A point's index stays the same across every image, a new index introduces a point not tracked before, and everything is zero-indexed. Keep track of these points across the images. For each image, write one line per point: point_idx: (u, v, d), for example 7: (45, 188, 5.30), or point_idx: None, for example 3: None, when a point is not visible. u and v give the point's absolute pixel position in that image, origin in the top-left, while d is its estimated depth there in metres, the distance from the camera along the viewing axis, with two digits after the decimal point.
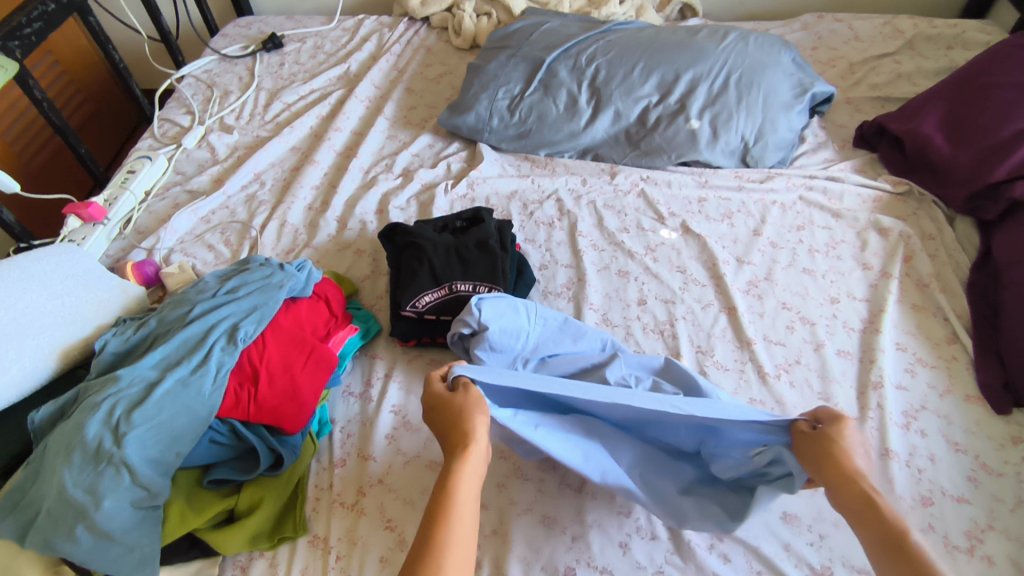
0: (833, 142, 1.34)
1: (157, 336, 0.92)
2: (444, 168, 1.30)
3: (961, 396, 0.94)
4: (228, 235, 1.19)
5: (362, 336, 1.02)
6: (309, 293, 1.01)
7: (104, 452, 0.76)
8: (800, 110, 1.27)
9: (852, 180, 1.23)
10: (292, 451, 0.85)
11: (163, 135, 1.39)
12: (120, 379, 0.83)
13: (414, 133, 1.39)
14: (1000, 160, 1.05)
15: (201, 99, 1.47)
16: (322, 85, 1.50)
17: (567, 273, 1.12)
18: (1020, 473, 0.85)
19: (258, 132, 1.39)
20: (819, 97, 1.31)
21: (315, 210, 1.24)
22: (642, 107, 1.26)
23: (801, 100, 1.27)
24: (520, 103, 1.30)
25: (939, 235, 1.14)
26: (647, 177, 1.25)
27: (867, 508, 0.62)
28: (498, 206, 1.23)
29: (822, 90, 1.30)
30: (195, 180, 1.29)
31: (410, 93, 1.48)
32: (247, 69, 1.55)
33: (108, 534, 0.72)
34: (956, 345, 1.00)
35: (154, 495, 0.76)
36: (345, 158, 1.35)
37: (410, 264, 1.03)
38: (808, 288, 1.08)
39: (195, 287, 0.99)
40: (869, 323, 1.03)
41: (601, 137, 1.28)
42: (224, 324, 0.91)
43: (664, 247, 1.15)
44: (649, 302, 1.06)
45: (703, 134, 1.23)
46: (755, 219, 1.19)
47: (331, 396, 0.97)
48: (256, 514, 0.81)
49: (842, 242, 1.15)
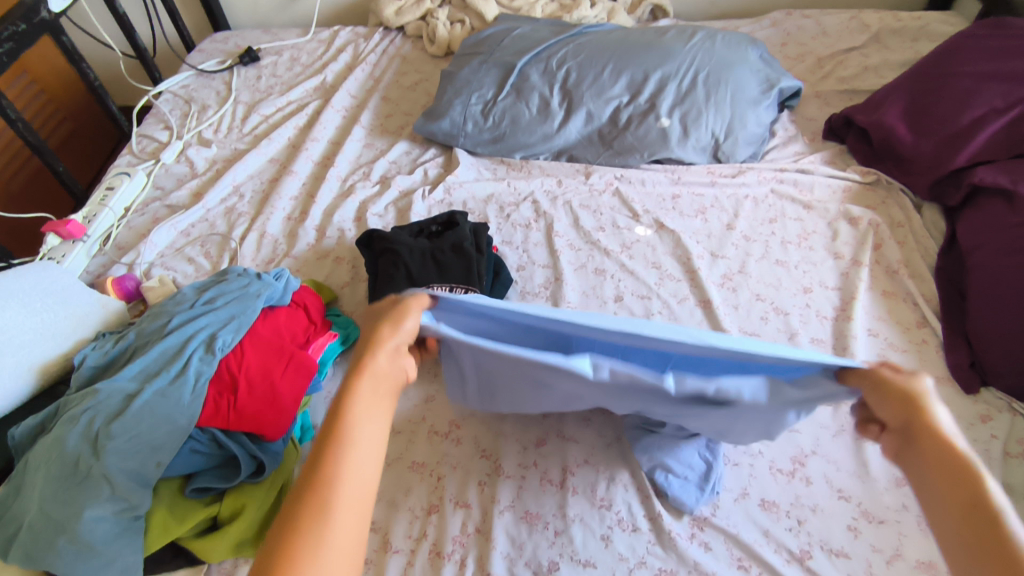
0: (803, 135, 1.36)
1: (136, 348, 0.92)
2: (422, 175, 1.32)
3: (933, 377, 0.96)
4: (208, 248, 1.20)
5: (341, 342, 1.03)
6: (287, 301, 1.02)
7: (83, 464, 0.77)
8: (768, 104, 1.30)
9: (821, 172, 1.25)
10: (274, 457, 0.85)
11: (142, 151, 1.40)
12: (99, 393, 0.84)
13: (390, 141, 1.41)
14: (961, 147, 1.08)
15: (179, 115, 1.48)
16: (299, 96, 1.52)
17: (544, 273, 1.13)
18: (990, 451, 0.87)
19: (236, 145, 1.40)
20: (786, 92, 1.34)
21: (294, 221, 1.25)
22: (613, 108, 1.28)
23: (768, 95, 1.29)
24: (493, 108, 1.32)
25: (908, 223, 1.16)
26: (621, 176, 1.27)
27: (946, 470, 0.50)
28: (475, 210, 1.24)
29: (789, 85, 1.33)
30: (175, 195, 1.30)
31: (386, 102, 1.49)
32: (224, 83, 1.56)
33: (90, 545, 0.72)
34: (925, 329, 1.02)
35: (136, 505, 0.76)
36: (323, 168, 1.36)
37: (386, 270, 1.04)
38: (781, 279, 1.10)
39: (173, 298, 0.99)
40: (842, 311, 1.05)
41: (575, 138, 1.30)
42: (202, 334, 0.92)
43: (640, 243, 1.17)
44: (626, 298, 1.08)
45: (674, 132, 1.25)
46: (728, 213, 1.21)
47: (312, 402, 0.98)
48: (238, 522, 0.80)
49: (813, 233, 1.17)
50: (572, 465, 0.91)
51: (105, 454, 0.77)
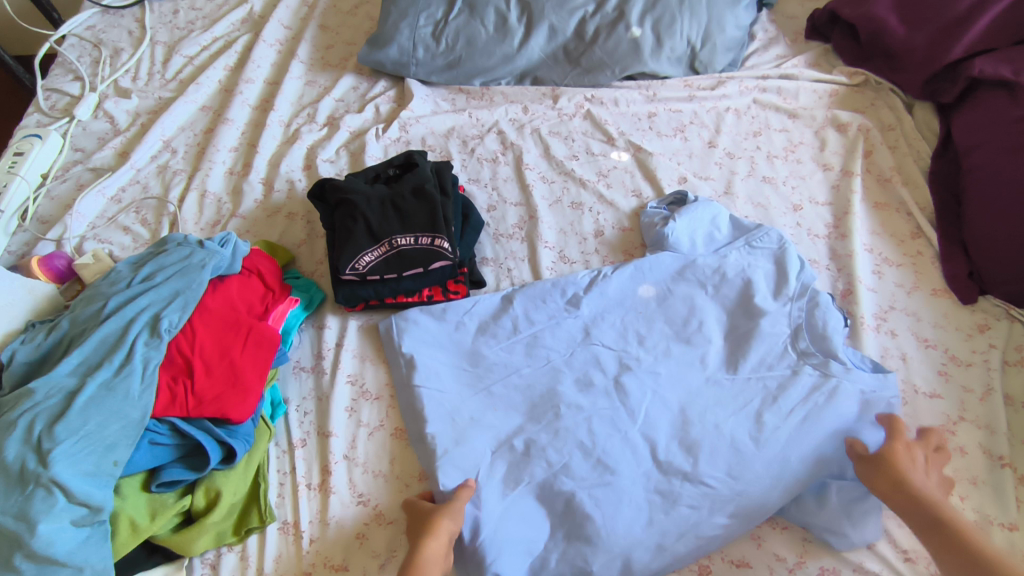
0: (784, 36, 1.26)
1: (72, 338, 0.82)
2: (373, 111, 1.19)
3: (929, 290, 0.93)
4: (144, 214, 1.09)
5: (305, 308, 0.96)
6: (237, 268, 0.92)
7: (29, 473, 0.69)
8: (682, 234, 0.95)
9: (683, 253, 0.94)
10: (244, 441, 0.80)
11: (52, 108, 1.23)
12: (35, 392, 0.74)
13: (335, 76, 1.27)
14: (958, 37, 1.02)
15: (89, 62, 1.30)
16: (226, 31, 1.35)
17: (517, 212, 1.05)
18: (987, 361, 0.86)
19: (160, 93, 1.25)
20: (669, 209, 1.01)
21: (237, 175, 1.14)
22: (578, 19, 1.16)
23: (669, 238, 0.95)
24: (445, 29, 1.18)
25: (898, 125, 1.10)
26: (592, 97, 1.16)
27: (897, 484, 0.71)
28: (435, 146, 1.14)
29: (658, 210, 1.00)
30: (98, 156, 1.16)
31: (324, 31, 1.34)
32: (136, 20, 1.36)
33: (52, 558, 0.67)
34: (920, 240, 0.98)
35: (97, 510, 0.70)
36: (262, 112, 1.23)
37: (343, 223, 0.95)
38: (770, 198, 1.04)
39: (107, 278, 0.88)
40: (835, 229, 1.00)
41: (539, 58, 1.18)
42: (145, 316, 0.82)
43: (618, 170, 1.09)
44: (607, 233, 1.02)
45: (647, 42, 1.14)
46: (709, 130, 1.13)
47: (280, 375, 0.92)
48: (215, 513, 0.77)
49: (800, 144, 1.10)
50: None
51: (53, 461, 0.69)
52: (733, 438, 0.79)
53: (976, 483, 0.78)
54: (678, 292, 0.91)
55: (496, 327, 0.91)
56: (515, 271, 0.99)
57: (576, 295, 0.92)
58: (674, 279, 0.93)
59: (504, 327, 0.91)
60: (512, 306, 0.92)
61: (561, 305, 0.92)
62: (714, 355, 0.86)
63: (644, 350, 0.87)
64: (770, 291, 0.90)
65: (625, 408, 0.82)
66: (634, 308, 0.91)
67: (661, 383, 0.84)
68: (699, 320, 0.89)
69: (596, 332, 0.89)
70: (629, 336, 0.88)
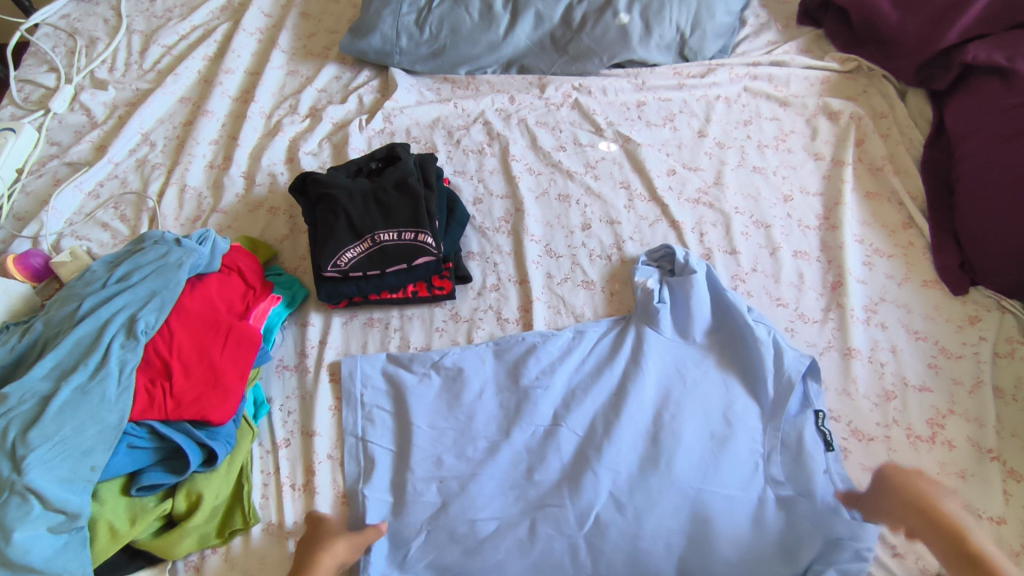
0: (776, 21, 1.23)
1: (46, 341, 0.80)
2: (356, 102, 1.17)
3: (920, 282, 0.92)
4: (123, 210, 1.06)
5: (287, 305, 0.94)
6: (216, 266, 0.90)
7: (4, 480, 0.67)
8: (670, 306, 0.88)
9: (671, 331, 0.87)
10: (226, 443, 0.78)
11: (27, 101, 1.20)
12: (8, 398, 0.72)
13: (317, 65, 1.24)
14: (951, 23, 1.00)
15: (64, 52, 1.26)
16: (204, 19, 1.31)
17: (503, 205, 1.03)
18: (978, 353, 0.85)
19: (138, 84, 1.22)
20: (658, 267, 0.94)
21: (217, 168, 1.11)
22: (565, 6, 1.14)
23: (655, 315, 0.87)
24: (429, 16, 1.15)
25: (890, 113, 1.08)
26: (580, 86, 1.14)
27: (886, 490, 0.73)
28: (420, 138, 1.11)
29: (649, 268, 0.93)
30: (74, 150, 1.13)
31: (306, 19, 1.30)
32: (112, 9, 1.33)
33: (28, 567, 0.66)
34: (911, 230, 0.97)
35: (74, 516, 0.68)
36: (243, 104, 1.20)
37: (325, 219, 0.93)
38: (760, 188, 1.02)
39: (81, 278, 0.86)
40: (826, 219, 0.99)
41: (525, 46, 1.15)
42: (121, 317, 0.80)
43: (605, 161, 1.07)
44: (594, 226, 1.00)
45: (635, 29, 1.12)
46: (698, 119, 1.11)
47: (263, 373, 0.91)
48: (197, 516, 0.76)
49: (791, 133, 1.08)
50: (561, 412, 0.83)
51: (28, 467, 0.68)
52: (677, 515, 0.74)
53: (965, 477, 0.77)
54: (653, 364, 0.85)
55: (465, 407, 0.84)
56: (501, 265, 0.98)
57: (552, 363, 0.86)
58: (653, 352, 0.86)
59: (470, 392, 0.85)
60: (485, 370, 0.87)
61: (534, 374, 0.86)
62: (669, 416, 0.81)
63: (596, 409, 0.83)
64: (730, 360, 0.85)
65: (572, 498, 0.76)
66: (608, 377, 0.85)
67: (620, 472, 0.77)
68: (671, 401, 0.82)
69: (546, 402, 0.83)
70: (582, 393, 0.84)
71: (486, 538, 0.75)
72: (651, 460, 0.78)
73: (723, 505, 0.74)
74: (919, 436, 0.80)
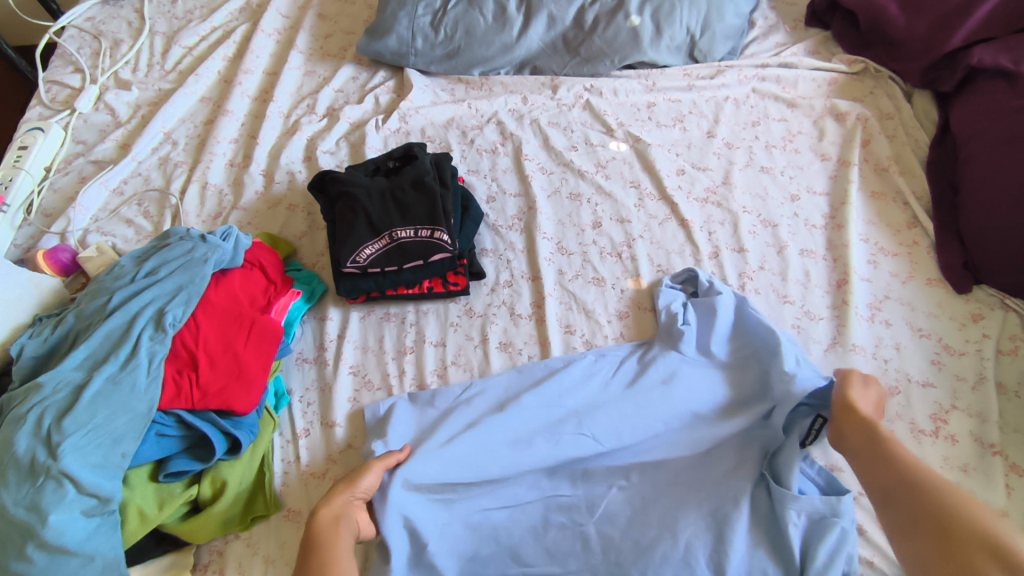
0: (784, 24, 1.25)
1: (78, 333, 0.83)
2: (372, 102, 1.20)
3: (923, 280, 0.94)
4: (146, 206, 1.10)
5: (306, 300, 0.98)
6: (239, 262, 0.93)
7: (40, 465, 0.70)
8: (696, 328, 0.88)
9: (694, 352, 0.87)
10: (249, 432, 0.81)
11: (53, 100, 1.23)
12: (44, 387, 0.76)
13: (333, 66, 1.27)
14: (958, 26, 1.02)
15: (89, 53, 1.30)
16: (224, 21, 1.34)
17: (516, 203, 1.06)
18: (980, 350, 0.87)
19: (160, 84, 1.25)
20: (683, 289, 0.95)
21: (237, 166, 1.14)
22: (577, 8, 1.16)
23: (679, 334, 0.87)
24: (444, 19, 1.17)
25: (897, 114, 1.10)
26: (591, 86, 1.17)
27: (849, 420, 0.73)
28: (435, 138, 1.14)
29: (674, 291, 0.93)
30: (99, 149, 1.17)
31: (323, 20, 1.33)
32: (135, 11, 1.36)
33: (63, 548, 0.68)
34: (916, 230, 0.99)
35: (106, 500, 0.71)
36: (262, 103, 1.23)
37: (344, 216, 0.96)
38: (768, 188, 1.04)
39: (111, 272, 0.89)
40: (833, 218, 1.01)
41: (538, 47, 1.18)
42: (149, 310, 0.83)
43: (616, 161, 1.09)
44: (604, 224, 1.03)
45: (646, 31, 1.14)
46: (708, 119, 1.13)
47: (283, 366, 0.94)
48: (221, 501, 0.79)
49: (798, 133, 1.10)
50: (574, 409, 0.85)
51: (62, 453, 0.71)
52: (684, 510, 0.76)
53: (967, 471, 0.79)
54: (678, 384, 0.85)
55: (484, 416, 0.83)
56: (514, 262, 1.00)
57: (575, 386, 0.86)
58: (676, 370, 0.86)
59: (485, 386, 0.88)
60: (506, 384, 0.88)
61: (556, 394, 0.86)
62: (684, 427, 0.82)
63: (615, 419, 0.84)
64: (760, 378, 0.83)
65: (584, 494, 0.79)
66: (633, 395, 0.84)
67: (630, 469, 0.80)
68: (690, 419, 0.83)
69: (568, 409, 0.84)
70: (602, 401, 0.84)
71: (499, 528, 0.77)
72: (663, 465, 0.80)
73: (729, 497, 0.76)
74: (922, 430, 0.82)
